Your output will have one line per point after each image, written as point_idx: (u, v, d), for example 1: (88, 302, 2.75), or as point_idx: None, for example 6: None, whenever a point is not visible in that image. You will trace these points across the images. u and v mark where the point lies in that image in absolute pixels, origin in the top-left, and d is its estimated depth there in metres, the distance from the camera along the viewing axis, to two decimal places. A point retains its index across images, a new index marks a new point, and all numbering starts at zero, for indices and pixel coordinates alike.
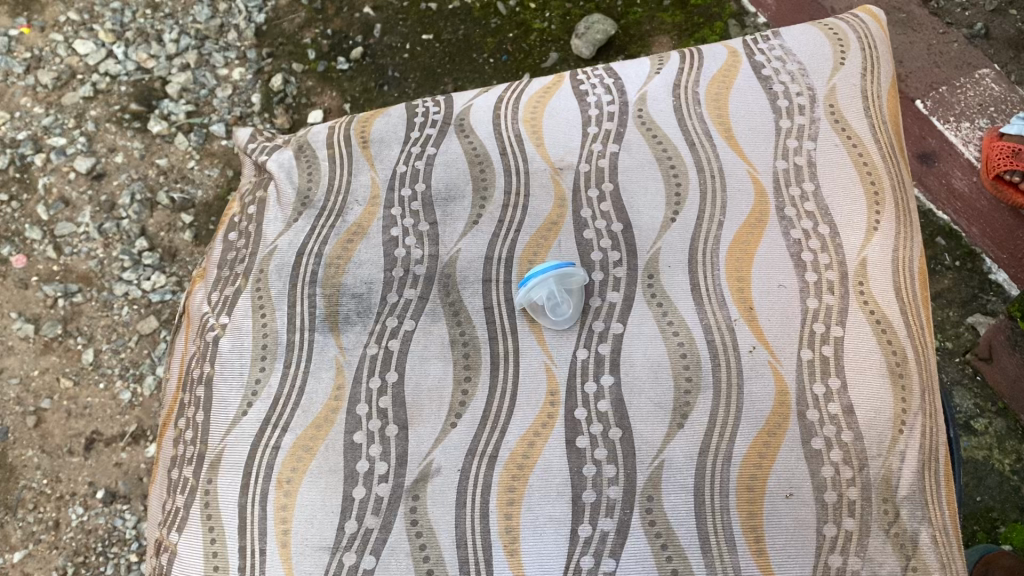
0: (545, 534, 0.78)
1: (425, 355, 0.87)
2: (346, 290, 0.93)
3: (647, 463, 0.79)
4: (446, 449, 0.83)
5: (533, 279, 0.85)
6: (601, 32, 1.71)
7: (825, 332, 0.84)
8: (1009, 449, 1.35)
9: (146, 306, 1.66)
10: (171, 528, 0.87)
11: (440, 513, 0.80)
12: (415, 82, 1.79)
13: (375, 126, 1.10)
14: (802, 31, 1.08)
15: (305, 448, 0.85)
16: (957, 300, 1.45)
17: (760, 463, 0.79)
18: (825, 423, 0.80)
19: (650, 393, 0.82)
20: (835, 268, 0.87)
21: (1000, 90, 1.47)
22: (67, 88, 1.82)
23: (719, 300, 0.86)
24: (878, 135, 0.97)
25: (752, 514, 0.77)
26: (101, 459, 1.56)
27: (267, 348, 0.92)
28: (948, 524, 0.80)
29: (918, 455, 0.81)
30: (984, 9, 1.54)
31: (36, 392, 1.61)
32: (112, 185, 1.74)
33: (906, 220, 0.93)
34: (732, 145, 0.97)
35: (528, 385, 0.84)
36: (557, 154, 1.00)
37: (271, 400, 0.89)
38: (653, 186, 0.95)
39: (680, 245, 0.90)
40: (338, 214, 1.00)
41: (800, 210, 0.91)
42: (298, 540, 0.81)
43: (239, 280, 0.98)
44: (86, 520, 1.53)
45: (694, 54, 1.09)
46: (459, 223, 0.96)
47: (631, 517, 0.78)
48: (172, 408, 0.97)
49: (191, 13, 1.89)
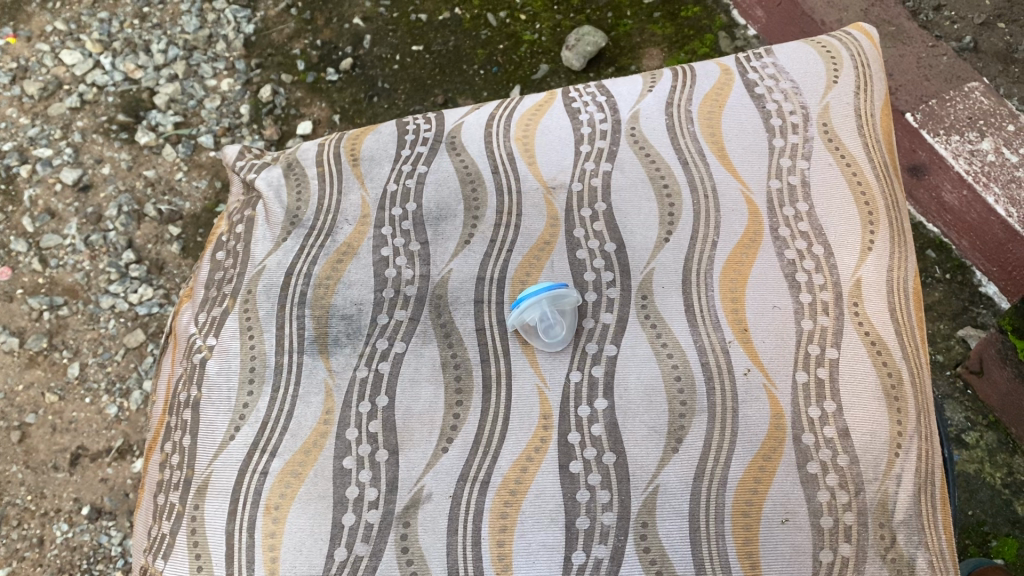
0: (538, 562, 0.77)
1: (416, 377, 0.86)
2: (335, 311, 0.92)
3: (642, 489, 0.78)
4: (437, 475, 0.81)
5: (526, 301, 0.83)
6: (592, 44, 1.70)
7: (820, 354, 0.83)
8: (1000, 462, 1.36)
9: (133, 320, 1.63)
10: (156, 554, 0.85)
11: (431, 540, 0.78)
12: (404, 93, 1.77)
13: (366, 144, 1.09)
14: (796, 49, 1.08)
15: (295, 473, 0.83)
16: (947, 313, 1.47)
17: (756, 488, 0.78)
18: (821, 447, 0.79)
19: (644, 417, 0.81)
20: (830, 289, 0.87)
21: (989, 104, 1.39)
22: (54, 99, 1.81)
23: (713, 322, 0.85)
24: (872, 154, 0.97)
25: (748, 540, 0.76)
26: (86, 474, 1.53)
27: (255, 370, 0.90)
28: (945, 549, 0.79)
29: (914, 478, 0.80)
30: (972, 23, 1.52)
31: (20, 408, 1.58)
32: (98, 197, 1.72)
33: (901, 240, 0.93)
34: (725, 164, 0.96)
35: (522, 409, 0.83)
36: (550, 172, 0.99)
37: (259, 425, 0.87)
38: (647, 205, 0.94)
39: (674, 265, 0.89)
40: (328, 233, 0.99)
41: (794, 230, 0.91)
42: (287, 568, 0.80)
43: (226, 301, 0.96)
44: (71, 537, 1.50)
45: (687, 71, 1.09)
46: (450, 243, 0.95)
47: (625, 544, 0.77)
48: (159, 430, 0.94)
49: (179, 24, 1.89)
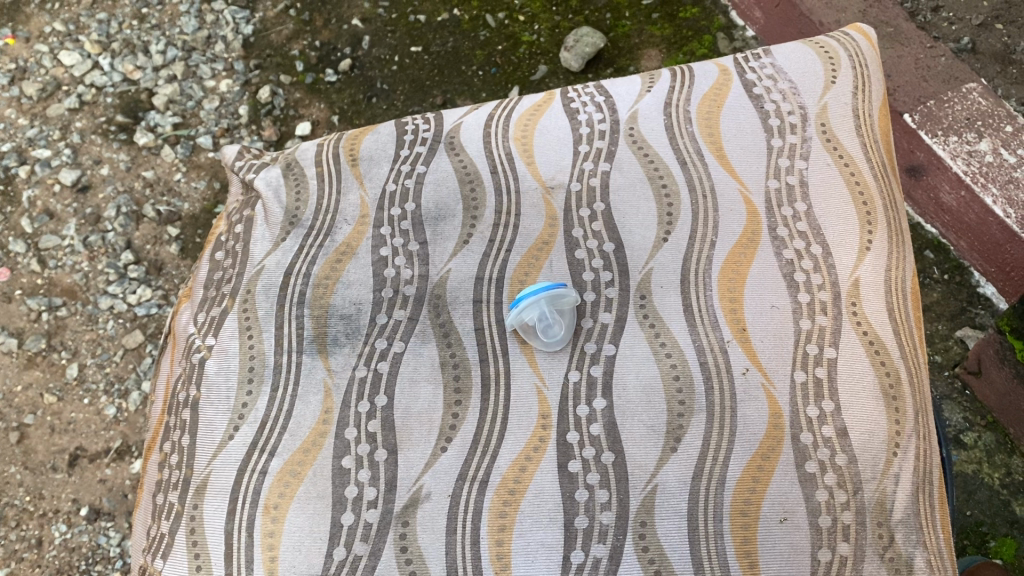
0: (537, 562, 0.77)
1: (415, 377, 0.86)
2: (334, 310, 0.92)
3: (641, 489, 0.78)
4: (436, 474, 0.81)
5: (525, 300, 0.83)
6: (590, 45, 1.71)
7: (819, 353, 0.83)
8: (998, 462, 1.36)
9: (131, 321, 1.63)
10: (155, 554, 0.85)
11: (430, 540, 0.78)
12: (403, 94, 1.78)
13: (365, 144, 1.09)
14: (794, 50, 1.08)
15: (294, 473, 0.83)
16: (945, 314, 1.48)
17: (755, 488, 0.78)
18: (819, 446, 0.79)
19: (643, 416, 0.81)
20: (828, 288, 0.87)
21: (987, 104, 1.40)
22: (52, 100, 1.81)
23: (711, 322, 0.85)
24: (870, 154, 0.97)
25: (747, 540, 0.76)
26: (84, 475, 1.53)
27: (254, 370, 0.90)
28: (943, 548, 0.79)
29: (912, 477, 0.80)
30: (971, 24, 1.52)
31: (19, 409, 1.57)
32: (97, 198, 1.72)
33: (898, 240, 0.93)
34: (723, 164, 0.97)
35: (520, 409, 0.83)
36: (549, 172, 1.00)
37: (258, 424, 0.87)
38: (645, 205, 0.94)
39: (672, 265, 0.89)
40: (327, 233, 0.99)
41: (792, 230, 0.91)
42: (286, 567, 0.80)
43: (225, 301, 0.96)
44: (69, 538, 1.49)
45: (685, 72, 1.09)
46: (449, 243, 0.95)
47: (624, 543, 0.77)
48: (158, 430, 0.94)
49: (177, 25, 1.89)
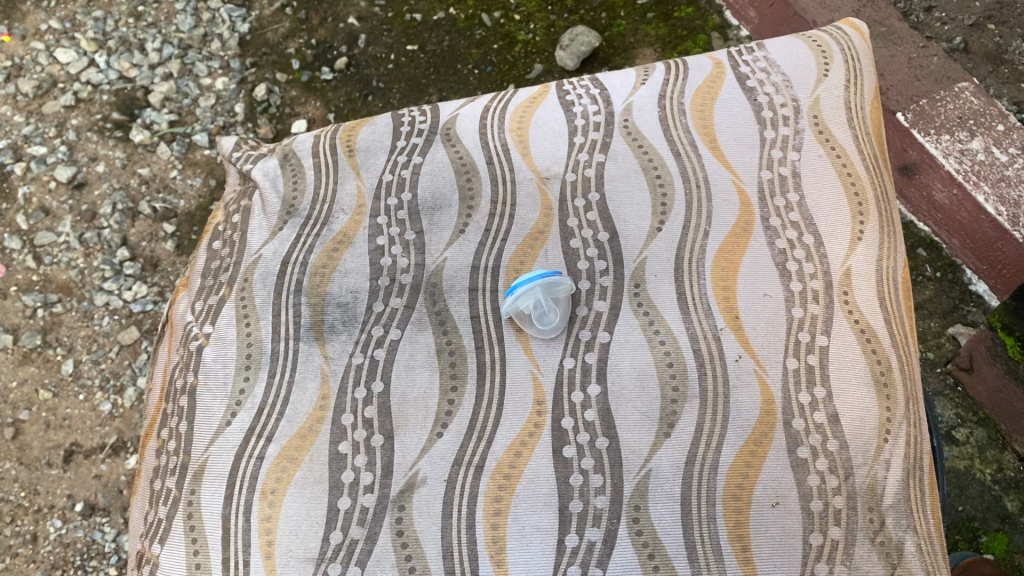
0: (532, 545, 0.78)
1: (412, 364, 0.87)
2: (331, 299, 0.93)
3: (635, 473, 0.79)
4: (432, 459, 0.82)
5: (520, 288, 0.84)
6: (585, 44, 1.72)
7: (810, 341, 0.84)
8: (990, 458, 1.38)
9: (127, 317, 1.63)
10: (153, 539, 0.85)
11: (426, 524, 0.79)
12: (399, 93, 1.79)
13: (361, 135, 1.10)
14: (787, 44, 1.09)
15: (291, 457, 0.84)
16: (938, 311, 1.49)
17: (747, 472, 0.78)
18: (811, 431, 0.80)
19: (636, 402, 0.82)
20: (820, 277, 0.88)
21: (979, 103, 1.40)
22: (48, 97, 1.81)
23: (705, 310, 0.86)
24: (861, 147, 0.99)
25: (739, 523, 0.77)
26: (80, 471, 1.53)
27: (251, 356, 0.91)
28: (933, 532, 0.80)
29: (903, 463, 0.81)
30: (962, 24, 1.54)
31: (14, 404, 1.57)
32: (93, 195, 1.72)
33: (890, 231, 0.94)
34: (717, 156, 0.98)
35: (515, 395, 0.84)
36: (544, 163, 1.01)
37: (255, 410, 0.87)
38: (640, 196, 0.95)
39: (666, 254, 0.90)
40: (324, 222, 1.00)
41: (784, 220, 0.92)
42: (283, 552, 0.80)
43: (223, 289, 0.97)
44: (64, 533, 1.49)
45: (680, 65, 1.10)
46: (445, 232, 0.96)
47: (618, 527, 0.77)
48: (154, 419, 0.95)
49: (174, 22, 1.89)
